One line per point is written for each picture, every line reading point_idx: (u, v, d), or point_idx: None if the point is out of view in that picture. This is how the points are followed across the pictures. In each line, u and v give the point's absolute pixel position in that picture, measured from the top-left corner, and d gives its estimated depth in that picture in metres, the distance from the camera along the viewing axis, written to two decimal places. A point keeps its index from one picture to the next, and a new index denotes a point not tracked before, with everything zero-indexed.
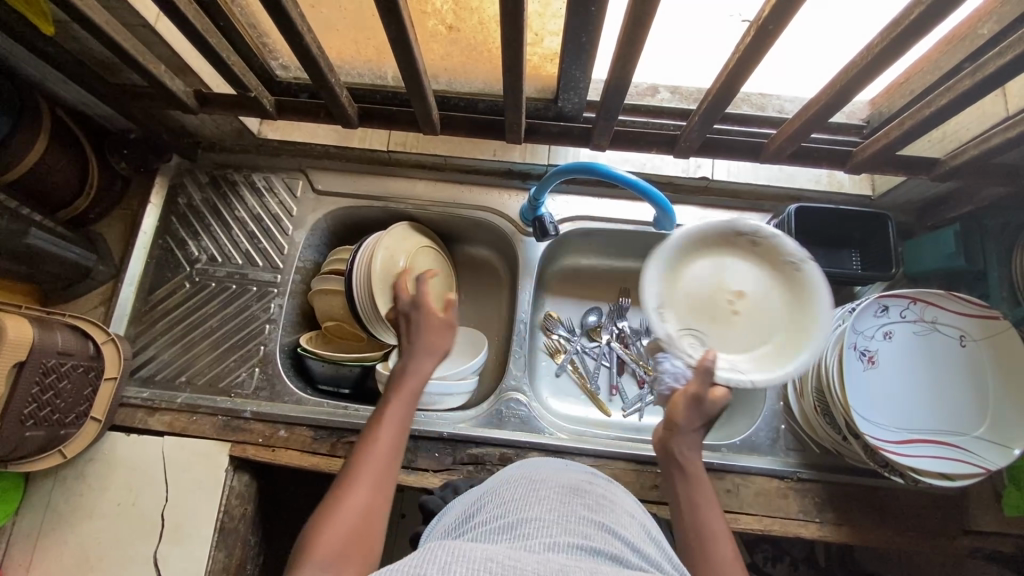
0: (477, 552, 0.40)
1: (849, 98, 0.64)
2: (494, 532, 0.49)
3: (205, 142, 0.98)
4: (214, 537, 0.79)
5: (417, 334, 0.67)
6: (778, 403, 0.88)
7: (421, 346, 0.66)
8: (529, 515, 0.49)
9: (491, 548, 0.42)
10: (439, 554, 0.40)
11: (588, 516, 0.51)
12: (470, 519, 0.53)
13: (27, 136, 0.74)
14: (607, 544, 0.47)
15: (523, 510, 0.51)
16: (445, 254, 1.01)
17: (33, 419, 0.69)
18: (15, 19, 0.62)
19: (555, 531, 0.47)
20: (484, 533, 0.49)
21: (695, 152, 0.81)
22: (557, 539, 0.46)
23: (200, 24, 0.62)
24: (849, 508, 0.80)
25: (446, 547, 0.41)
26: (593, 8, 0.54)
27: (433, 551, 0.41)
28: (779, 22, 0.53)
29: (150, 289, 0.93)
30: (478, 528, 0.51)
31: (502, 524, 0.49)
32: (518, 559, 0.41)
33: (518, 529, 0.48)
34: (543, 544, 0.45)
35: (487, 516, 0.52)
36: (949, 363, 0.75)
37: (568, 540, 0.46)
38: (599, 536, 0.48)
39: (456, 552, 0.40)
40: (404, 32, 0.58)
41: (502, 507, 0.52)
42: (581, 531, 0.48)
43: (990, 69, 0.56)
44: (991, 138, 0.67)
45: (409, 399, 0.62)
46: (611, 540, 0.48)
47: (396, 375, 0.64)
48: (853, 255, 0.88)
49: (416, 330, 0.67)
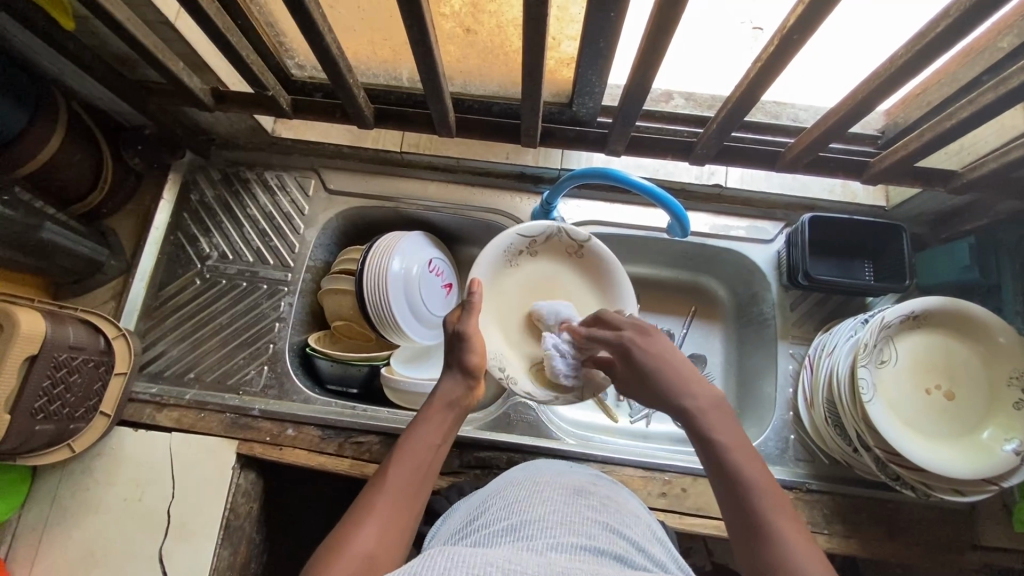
0: (477, 557, 0.40)
1: (868, 110, 0.63)
2: (497, 535, 0.49)
3: (218, 139, 0.98)
4: (219, 535, 0.79)
5: (457, 353, 0.73)
6: (787, 412, 0.87)
7: (454, 365, 0.72)
8: (533, 516, 0.49)
9: (492, 553, 0.42)
10: (439, 560, 0.40)
11: (592, 517, 0.50)
12: (472, 522, 0.53)
13: (42, 130, 0.74)
14: (611, 544, 0.47)
15: (528, 511, 0.50)
16: (558, 234, 0.84)
17: (44, 412, 0.69)
18: (35, 15, 0.62)
19: (558, 532, 0.47)
20: (487, 534, 0.49)
21: (711, 158, 0.80)
22: (560, 539, 0.46)
23: (221, 22, 0.62)
24: (857, 520, 0.80)
25: (447, 554, 0.41)
26: (615, 13, 0.54)
27: (433, 556, 0.41)
28: (803, 32, 0.52)
29: (160, 284, 0.94)
30: (480, 531, 0.51)
31: (506, 525, 0.49)
32: (519, 562, 0.41)
33: (521, 531, 0.48)
34: (546, 544, 0.45)
35: (490, 518, 0.52)
36: (963, 378, 0.74)
37: (572, 541, 0.46)
38: (603, 537, 0.48)
39: (458, 558, 0.40)
40: (426, 34, 0.58)
41: (503, 510, 0.52)
42: (585, 531, 0.48)
43: (1012, 82, 0.56)
44: (1010, 152, 0.67)
45: (440, 425, 0.66)
46: (616, 539, 0.48)
47: (426, 403, 0.69)
48: (867, 267, 0.89)
49: (457, 351, 0.73)
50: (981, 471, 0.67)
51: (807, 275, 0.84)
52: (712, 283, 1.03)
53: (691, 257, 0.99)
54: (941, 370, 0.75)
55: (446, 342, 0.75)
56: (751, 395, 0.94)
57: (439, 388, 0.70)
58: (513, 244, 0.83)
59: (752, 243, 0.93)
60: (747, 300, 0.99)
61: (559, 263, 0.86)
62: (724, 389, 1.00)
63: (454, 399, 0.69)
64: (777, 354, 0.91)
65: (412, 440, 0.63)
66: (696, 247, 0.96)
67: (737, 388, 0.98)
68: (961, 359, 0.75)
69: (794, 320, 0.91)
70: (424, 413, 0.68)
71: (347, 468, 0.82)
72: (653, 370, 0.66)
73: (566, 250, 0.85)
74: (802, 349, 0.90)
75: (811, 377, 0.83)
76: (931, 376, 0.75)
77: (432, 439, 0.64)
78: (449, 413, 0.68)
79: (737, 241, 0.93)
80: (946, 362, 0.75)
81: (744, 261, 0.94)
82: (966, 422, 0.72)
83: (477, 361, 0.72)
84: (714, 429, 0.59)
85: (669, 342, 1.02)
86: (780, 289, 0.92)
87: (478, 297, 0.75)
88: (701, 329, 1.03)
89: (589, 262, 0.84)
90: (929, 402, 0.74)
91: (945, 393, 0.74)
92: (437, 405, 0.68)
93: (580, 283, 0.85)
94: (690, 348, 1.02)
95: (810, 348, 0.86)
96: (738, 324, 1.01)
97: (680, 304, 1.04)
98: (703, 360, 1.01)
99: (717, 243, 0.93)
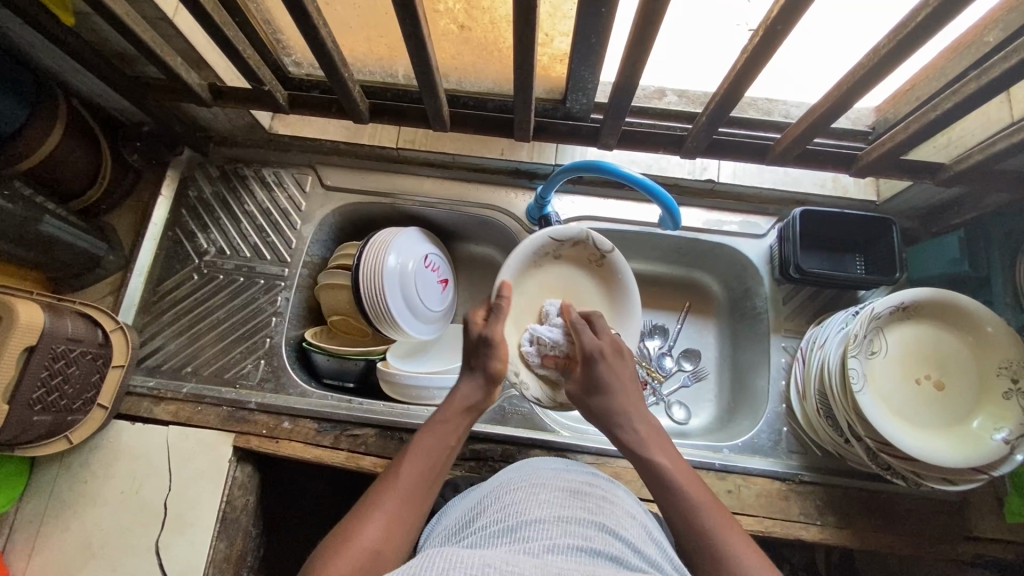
0: (475, 558, 0.41)
1: (853, 103, 0.64)
2: (494, 536, 0.49)
3: (216, 136, 0.99)
4: (215, 527, 0.79)
5: (481, 358, 0.73)
6: (781, 405, 0.88)
7: (477, 369, 0.72)
8: (529, 517, 0.50)
9: (489, 554, 0.42)
10: (437, 559, 0.41)
11: (588, 518, 0.51)
12: (470, 523, 0.54)
13: (42, 125, 0.75)
14: (607, 545, 0.48)
15: (525, 512, 0.51)
16: (586, 243, 0.86)
17: (42, 403, 0.70)
18: (36, 10, 0.64)
19: (555, 532, 0.48)
20: (484, 536, 0.49)
21: (701, 152, 0.82)
22: (556, 540, 0.46)
23: (219, 17, 0.63)
24: (850, 511, 0.80)
25: (444, 554, 0.42)
26: (605, 8, 0.55)
27: (431, 556, 0.42)
28: (787, 23, 0.53)
29: (158, 280, 0.95)
30: (478, 532, 0.51)
31: (503, 527, 0.49)
32: (516, 563, 0.42)
33: (518, 532, 0.48)
34: (543, 546, 0.46)
35: (488, 519, 0.52)
36: (953, 368, 0.75)
37: (568, 542, 0.46)
38: (599, 538, 0.48)
39: (455, 559, 0.41)
40: (419, 28, 0.59)
41: (500, 511, 0.52)
42: (582, 533, 0.48)
43: (995, 72, 0.57)
44: (995, 144, 0.68)
45: (456, 427, 0.66)
46: (611, 540, 0.49)
47: (443, 404, 0.69)
48: (858, 260, 0.90)
49: (482, 356, 0.73)
50: (970, 459, 0.68)
51: (798, 268, 0.85)
52: (707, 278, 1.04)
53: (684, 252, 1.00)
54: (930, 361, 0.76)
55: (470, 345, 0.75)
56: (745, 389, 0.95)
57: (457, 389, 0.71)
58: (542, 247, 0.85)
59: (744, 238, 0.94)
60: (740, 294, 0.99)
61: (578, 269, 0.88)
62: (718, 383, 1.00)
63: (471, 404, 0.69)
64: (770, 347, 0.91)
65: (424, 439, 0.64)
66: (689, 242, 0.96)
67: (732, 383, 0.99)
68: (951, 351, 0.75)
69: (787, 314, 0.92)
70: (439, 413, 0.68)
71: (343, 460, 0.82)
72: (608, 387, 0.70)
73: (588, 259, 0.87)
74: (794, 342, 0.90)
75: (804, 370, 0.84)
76: (920, 368, 0.76)
77: (446, 441, 0.65)
78: (465, 417, 0.68)
79: (730, 235, 0.94)
80: (935, 353, 0.76)
81: (737, 256, 0.95)
82: (956, 412, 0.73)
83: (502, 368, 0.72)
84: (653, 450, 0.64)
85: (664, 337, 1.03)
86: (773, 283, 0.93)
87: (505, 300, 0.77)
88: (695, 324, 1.04)
89: (608, 274, 0.87)
90: (918, 392, 0.74)
91: (935, 383, 0.75)
92: (454, 408, 0.68)
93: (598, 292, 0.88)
94: (685, 343, 1.03)
95: (803, 341, 0.87)
96: (732, 318, 1.02)
97: (674, 299, 1.05)
98: (698, 354, 1.02)
99: (710, 237, 0.94)
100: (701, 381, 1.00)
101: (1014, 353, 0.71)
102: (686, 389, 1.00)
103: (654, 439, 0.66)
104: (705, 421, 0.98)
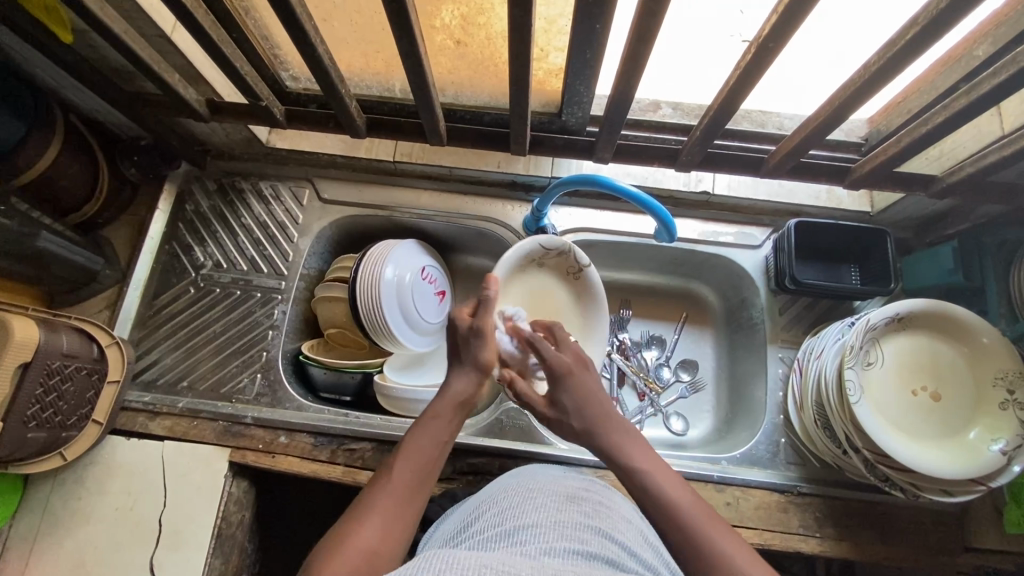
0: (471, 560, 0.41)
1: (847, 115, 0.65)
2: (490, 540, 0.48)
3: (214, 150, 0.99)
4: (211, 543, 0.78)
5: (471, 349, 0.71)
6: (779, 416, 0.87)
7: (466, 361, 0.70)
8: (525, 522, 0.49)
9: (485, 556, 0.42)
10: (433, 561, 0.41)
11: (584, 522, 0.50)
12: (467, 528, 0.53)
13: (39, 141, 0.75)
14: (602, 549, 0.47)
15: (521, 517, 0.50)
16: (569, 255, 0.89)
17: (36, 420, 0.70)
18: (34, 29, 0.64)
19: (552, 536, 0.47)
20: (480, 540, 0.49)
21: (696, 165, 0.82)
22: (553, 543, 0.46)
23: (216, 35, 0.63)
24: (849, 524, 0.80)
25: (442, 556, 0.41)
26: (599, 24, 0.56)
27: (428, 558, 0.41)
28: (779, 40, 0.54)
29: (155, 293, 0.95)
30: (473, 537, 0.50)
31: (500, 531, 0.49)
32: (512, 567, 0.41)
33: (514, 536, 0.47)
34: (539, 548, 0.45)
35: (485, 524, 0.51)
36: (949, 378, 0.75)
37: (565, 545, 0.46)
38: (595, 541, 0.48)
39: (451, 561, 0.40)
40: (415, 46, 0.60)
41: (497, 516, 0.52)
42: (578, 536, 0.48)
43: (983, 88, 0.57)
44: (987, 155, 0.69)
45: (448, 423, 0.65)
46: (608, 544, 0.48)
47: (437, 398, 0.67)
48: (852, 271, 0.90)
49: (471, 347, 0.71)
50: (968, 470, 0.68)
51: (795, 279, 0.85)
52: (703, 289, 1.05)
53: (681, 263, 1.00)
54: (927, 370, 0.76)
55: (460, 337, 0.73)
56: (743, 400, 0.95)
57: (450, 384, 0.68)
58: (531, 252, 0.88)
59: (741, 249, 0.94)
60: (736, 305, 1.00)
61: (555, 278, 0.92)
62: (716, 394, 1.00)
63: (465, 397, 0.67)
64: (767, 358, 0.91)
65: (419, 436, 0.62)
66: (685, 253, 0.97)
67: (729, 394, 0.99)
68: (946, 361, 0.76)
69: (784, 324, 0.92)
70: (434, 405, 0.66)
71: (340, 475, 0.82)
72: (578, 411, 0.65)
73: (567, 270, 0.90)
74: (791, 353, 0.91)
75: (801, 380, 0.84)
76: (917, 379, 0.76)
77: (441, 436, 0.63)
78: (458, 411, 0.66)
79: (726, 247, 0.95)
80: (931, 365, 0.76)
81: (733, 267, 0.95)
82: (954, 424, 0.73)
83: (490, 358, 0.71)
84: (633, 458, 0.59)
85: (661, 347, 1.03)
86: (769, 294, 0.93)
87: (492, 293, 0.73)
88: (692, 334, 1.04)
89: (583, 287, 0.90)
90: (918, 404, 0.74)
91: (932, 394, 0.75)
92: (447, 403, 0.66)
93: (572, 301, 0.92)
94: (682, 354, 1.03)
95: (800, 352, 0.87)
96: (729, 329, 1.02)
97: (672, 309, 1.05)
98: (695, 365, 1.02)
99: (705, 249, 0.95)
100: (698, 392, 1.00)
101: (1009, 362, 0.71)
102: (684, 401, 1.00)
103: (637, 446, 0.61)
104: (703, 433, 0.98)
